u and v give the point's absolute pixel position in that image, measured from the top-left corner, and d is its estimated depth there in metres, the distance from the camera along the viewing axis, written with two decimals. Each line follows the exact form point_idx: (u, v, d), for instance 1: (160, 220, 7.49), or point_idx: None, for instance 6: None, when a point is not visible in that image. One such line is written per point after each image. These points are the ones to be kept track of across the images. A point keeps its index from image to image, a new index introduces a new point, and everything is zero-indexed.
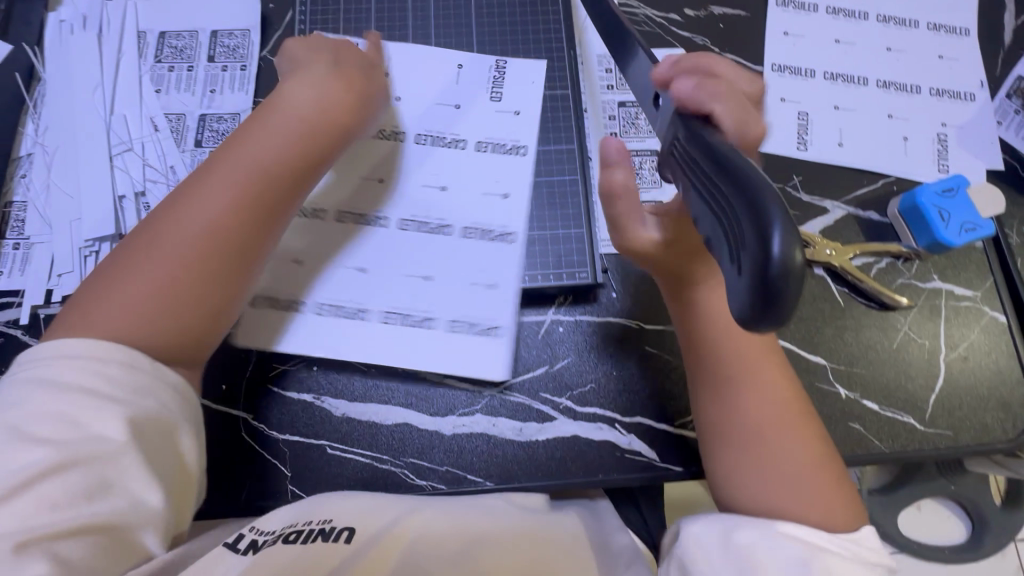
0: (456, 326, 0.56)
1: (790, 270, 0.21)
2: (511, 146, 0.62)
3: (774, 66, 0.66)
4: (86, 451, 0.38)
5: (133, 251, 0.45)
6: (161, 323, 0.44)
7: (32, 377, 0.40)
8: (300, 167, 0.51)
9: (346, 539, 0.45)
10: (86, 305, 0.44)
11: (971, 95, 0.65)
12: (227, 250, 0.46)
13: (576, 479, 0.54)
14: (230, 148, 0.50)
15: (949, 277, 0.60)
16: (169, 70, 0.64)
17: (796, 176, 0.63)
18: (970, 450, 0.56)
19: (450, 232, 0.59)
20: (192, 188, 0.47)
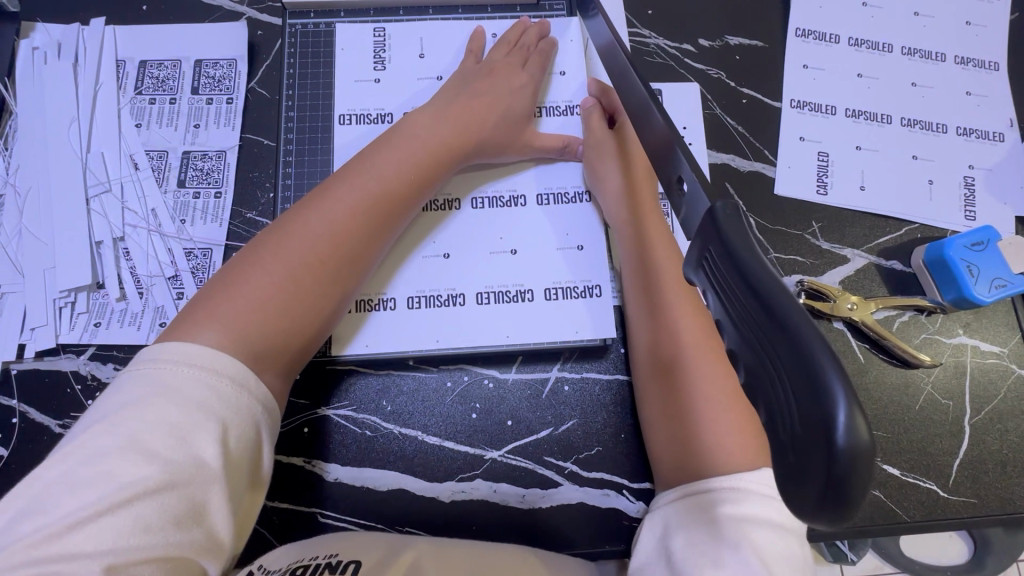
0: (549, 294, 0.55)
1: (856, 458, 0.18)
2: (568, 108, 0.61)
3: (793, 102, 0.63)
4: (179, 473, 0.36)
5: (262, 249, 0.46)
6: (279, 325, 0.45)
7: (154, 375, 0.38)
8: (421, 190, 0.52)
9: (351, 570, 0.41)
10: (213, 303, 0.44)
11: (1000, 135, 0.62)
12: (343, 258, 0.48)
13: (581, 550, 0.51)
14: (360, 163, 0.51)
15: (974, 332, 0.57)
16: (150, 103, 0.60)
17: (815, 223, 0.59)
18: (995, 518, 0.53)
19: (524, 203, 0.57)
20: (321, 201, 0.49)
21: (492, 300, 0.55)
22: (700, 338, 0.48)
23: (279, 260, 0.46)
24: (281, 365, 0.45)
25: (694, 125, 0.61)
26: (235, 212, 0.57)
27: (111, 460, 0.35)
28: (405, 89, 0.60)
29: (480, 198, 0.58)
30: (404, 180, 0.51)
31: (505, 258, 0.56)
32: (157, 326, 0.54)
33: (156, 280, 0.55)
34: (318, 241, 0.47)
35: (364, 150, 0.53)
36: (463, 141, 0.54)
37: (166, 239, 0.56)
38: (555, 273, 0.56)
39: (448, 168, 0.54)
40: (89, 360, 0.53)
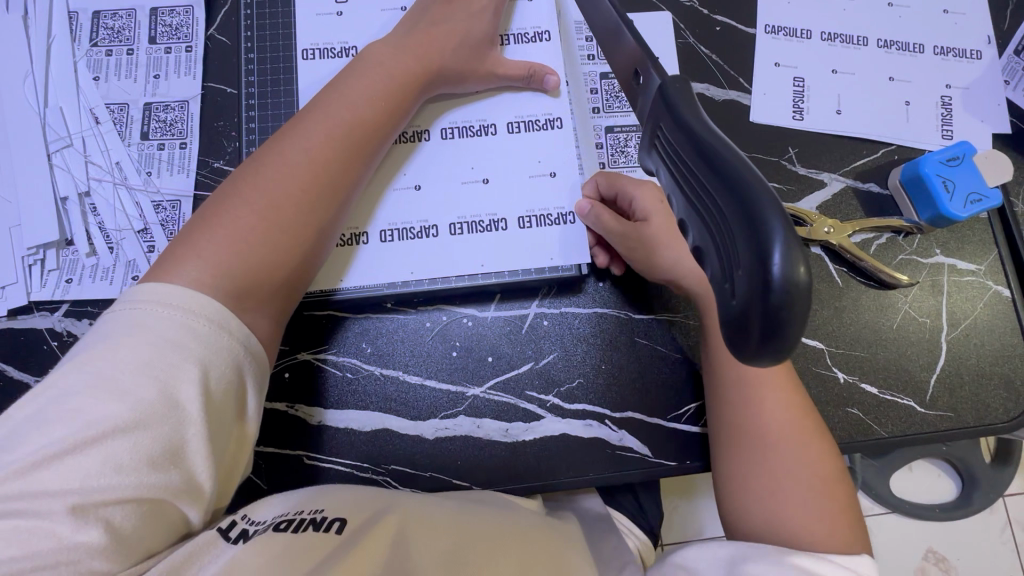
0: (522, 223, 0.55)
1: (795, 292, 0.18)
2: (535, 35, 0.59)
3: (767, 28, 0.61)
4: (153, 412, 0.35)
5: (239, 185, 0.46)
6: (263, 256, 0.44)
7: (127, 316, 0.38)
8: (391, 122, 0.51)
9: (336, 529, 0.41)
10: (194, 238, 0.43)
11: (977, 53, 0.61)
12: (323, 187, 0.47)
13: (564, 479, 0.52)
14: (322, 100, 0.50)
15: (951, 251, 0.57)
16: (107, 55, 0.58)
17: (791, 148, 0.59)
18: (971, 430, 0.54)
19: (494, 131, 0.56)
20: (289, 137, 0.48)
21: (465, 230, 0.55)
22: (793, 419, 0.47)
23: (254, 195, 0.45)
24: (270, 305, 0.45)
25: (667, 55, 0.60)
26: (202, 162, 0.56)
27: (80, 403, 0.34)
28: (369, 22, 0.58)
29: (450, 129, 0.56)
30: (372, 108, 0.50)
31: (477, 188, 0.55)
32: (130, 280, 0.54)
33: (125, 234, 0.55)
34: (292, 177, 0.46)
35: (331, 81, 0.52)
36: (423, 70, 0.53)
37: (133, 192, 0.55)
38: (528, 202, 0.55)
39: (412, 96, 0.53)
40: (63, 316, 0.53)
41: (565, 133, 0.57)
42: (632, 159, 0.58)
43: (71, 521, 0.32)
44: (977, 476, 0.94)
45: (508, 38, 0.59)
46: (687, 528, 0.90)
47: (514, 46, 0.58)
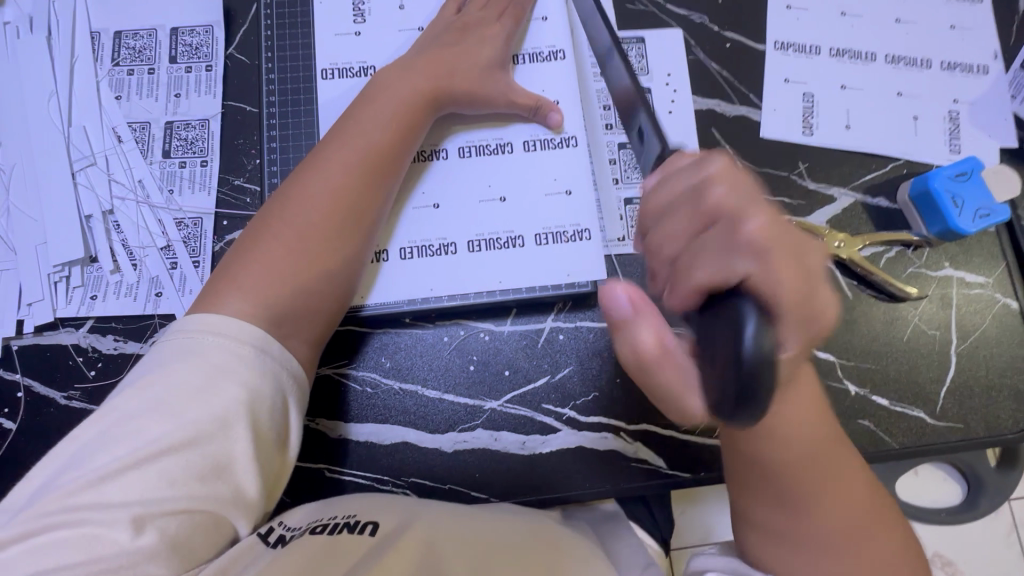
0: (539, 239, 0.56)
1: (762, 361, 0.26)
2: (549, 53, 0.59)
3: (776, 44, 0.62)
4: (203, 430, 0.37)
5: (271, 217, 0.47)
6: (296, 285, 0.45)
7: (176, 343, 0.40)
8: (408, 144, 0.52)
9: (371, 531, 0.43)
10: (232, 273, 0.44)
11: (985, 68, 0.62)
12: (350, 212, 0.48)
13: (580, 490, 0.53)
14: (341, 129, 0.51)
15: (960, 264, 0.58)
16: (129, 75, 0.59)
17: (802, 163, 0.60)
18: (980, 441, 0.55)
19: (509, 149, 0.57)
20: (311, 167, 0.49)
21: (483, 247, 0.56)
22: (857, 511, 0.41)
23: (286, 227, 0.46)
24: (307, 331, 0.46)
25: (678, 73, 0.61)
26: (223, 180, 0.57)
27: (135, 419, 0.37)
28: (385, 42, 0.59)
29: (466, 146, 0.57)
30: (391, 129, 0.51)
31: (493, 205, 0.56)
32: (153, 296, 0.55)
33: (148, 251, 0.56)
34: (316, 208, 0.47)
35: (350, 106, 0.53)
36: (438, 92, 0.54)
37: (155, 210, 0.56)
38: (544, 218, 0.56)
39: (427, 117, 0.54)
40: (88, 332, 0.54)
41: (579, 150, 0.57)
42: None
43: (129, 531, 0.34)
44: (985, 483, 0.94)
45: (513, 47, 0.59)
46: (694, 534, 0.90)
47: (528, 65, 0.59)
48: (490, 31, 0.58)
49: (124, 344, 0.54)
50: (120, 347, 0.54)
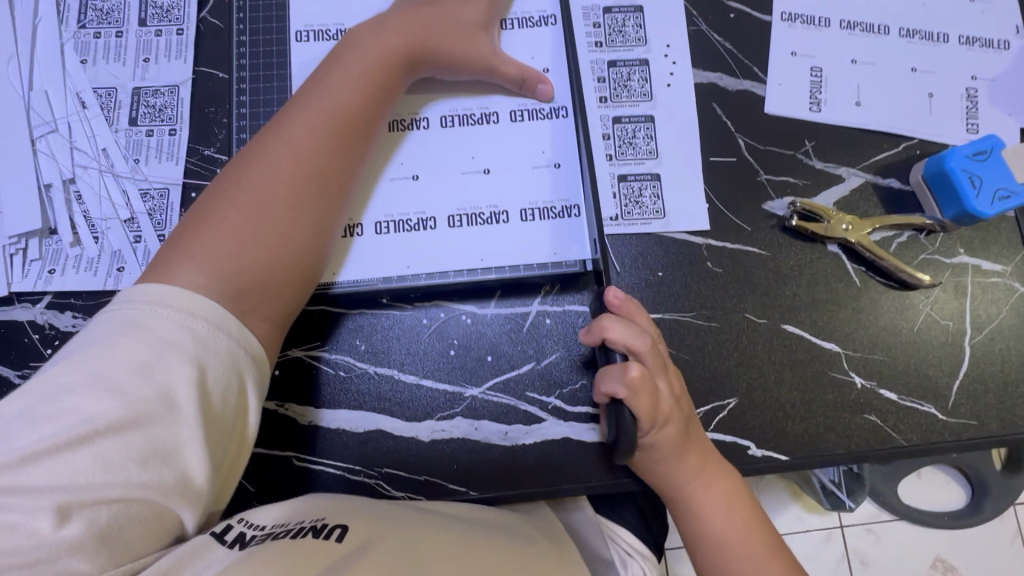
0: (525, 215, 0.52)
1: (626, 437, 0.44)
2: (540, 18, 0.56)
3: (783, 15, 0.58)
4: (146, 410, 0.34)
5: (230, 183, 0.44)
6: (257, 256, 0.42)
7: (120, 317, 0.37)
8: (378, 110, 0.49)
9: (337, 536, 0.38)
10: (186, 241, 0.41)
11: (1005, 43, 0.58)
12: (316, 180, 0.45)
13: (565, 485, 0.50)
14: (305, 94, 0.48)
15: (976, 251, 0.54)
16: (95, 38, 0.56)
17: (808, 141, 0.56)
18: (995, 439, 0.51)
19: (496, 120, 0.54)
20: (273, 134, 0.46)
21: (464, 223, 0.52)
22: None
23: (246, 193, 0.43)
24: (270, 306, 0.43)
25: (678, 43, 0.57)
26: (192, 150, 0.54)
27: (68, 396, 0.33)
28: (365, 5, 0.56)
29: (449, 116, 0.54)
30: (362, 91, 0.48)
31: (477, 178, 0.53)
32: (115, 271, 0.52)
33: (111, 224, 0.52)
34: (277, 176, 0.44)
35: (320, 66, 0.50)
36: (409, 52, 0.50)
37: (119, 180, 0.53)
38: (531, 193, 0.53)
39: (399, 78, 0.50)
40: (46, 308, 0.51)
41: (570, 123, 0.54)
42: (640, 150, 0.55)
43: (52, 519, 0.31)
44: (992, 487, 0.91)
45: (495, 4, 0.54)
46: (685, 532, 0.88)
47: (516, 30, 0.56)
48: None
49: (83, 321, 0.51)
50: (79, 325, 0.51)
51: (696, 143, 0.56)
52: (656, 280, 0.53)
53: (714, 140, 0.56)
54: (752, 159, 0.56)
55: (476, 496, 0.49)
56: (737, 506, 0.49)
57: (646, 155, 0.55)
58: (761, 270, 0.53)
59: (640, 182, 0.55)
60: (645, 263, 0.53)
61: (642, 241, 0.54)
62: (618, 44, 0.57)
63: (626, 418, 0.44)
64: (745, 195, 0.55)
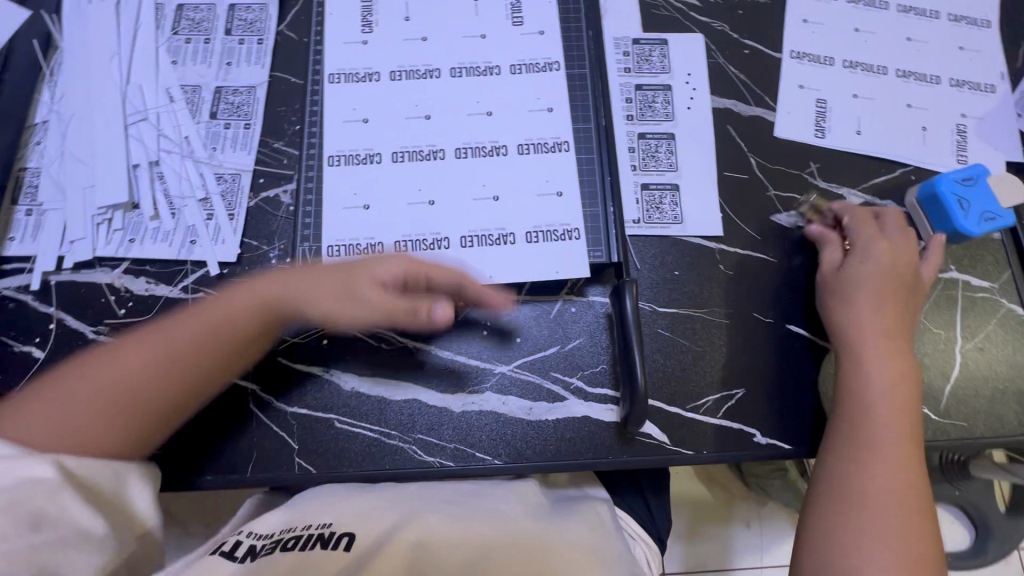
0: (530, 237, 0.57)
1: (638, 403, 0.51)
2: (545, 64, 0.61)
3: (792, 53, 0.66)
4: (22, 494, 0.40)
5: (86, 376, 0.48)
6: (98, 419, 0.47)
7: None
8: (245, 355, 0.52)
9: (346, 544, 0.46)
10: (28, 401, 0.47)
11: (991, 87, 0.65)
12: (186, 374, 0.49)
13: (585, 460, 0.53)
14: (211, 317, 0.51)
15: (965, 267, 0.59)
16: (186, 42, 0.64)
17: (812, 163, 0.62)
18: (985, 441, 0.55)
19: (505, 152, 0.59)
20: (131, 356, 0.49)
21: (474, 243, 0.57)
22: (910, 494, 0.48)
23: (114, 365, 0.48)
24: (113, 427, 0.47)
25: (698, 73, 0.64)
26: (264, 142, 0.61)
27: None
28: (392, 54, 0.61)
29: (464, 148, 0.59)
30: (248, 297, 0.52)
31: (487, 204, 0.58)
32: (188, 243, 0.58)
33: (188, 202, 0.59)
34: (160, 351, 0.49)
35: (201, 304, 0.53)
36: (319, 295, 0.52)
37: (198, 164, 0.60)
38: (537, 218, 0.57)
39: (260, 336, 0.52)
40: (122, 273, 0.57)
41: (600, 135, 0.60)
42: (662, 163, 0.62)
43: None
44: (992, 524, 0.93)
45: (536, 32, 0.62)
46: (728, 552, 0.95)
47: (525, 75, 0.61)
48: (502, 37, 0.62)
49: (155, 286, 0.57)
50: (151, 289, 0.57)
51: (713, 159, 0.62)
52: (673, 277, 0.58)
53: (729, 158, 0.62)
54: (762, 176, 0.62)
55: (501, 465, 0.53)
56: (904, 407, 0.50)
57: (667, 167, 0.62)
58: (769, 276, 0.59)
59: (661, 191, 0.61)
60: (663, 263, 0.59)
61: (660, 243, 0.59)
62: (645, 70, 0.64)
63: (638, 385, 0.51)
64: (755, 207, 0.61)
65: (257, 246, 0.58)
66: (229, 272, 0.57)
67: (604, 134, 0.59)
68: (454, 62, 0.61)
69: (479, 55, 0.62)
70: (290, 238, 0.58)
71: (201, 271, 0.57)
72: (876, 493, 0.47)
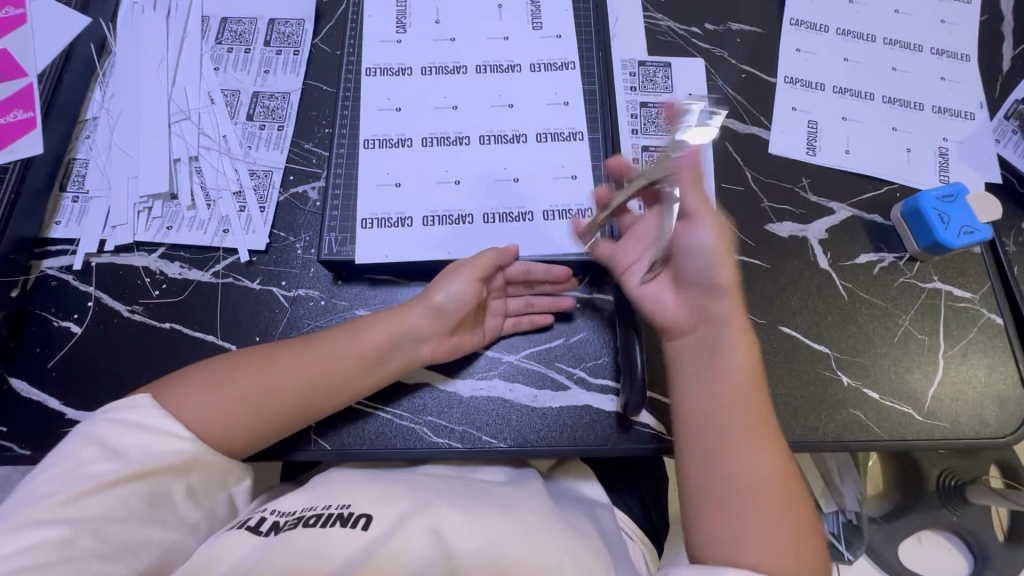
0: (547, 215, 0.62)
1: (638, 386, 0.53)
2: (561, 63, 0.67)
3: (786, 79, 0.71)
4: (158, 471, 0.45)
5: (247, 375, 0.51)
6: (244, 422, 0.49)
7: (118, 419, 0.46)
8: (384, 376, 0.54)
9: (363, 525, 0.44)
10: (184, 388, 0.49)
11: (971, 115, 0.70)
12: (329, 393, 0.52)
13: (586, 446, 0.56)
14: (353, 331, 0.54)
15: (948, 279, 0.63)
16: (228, 51, 0.69)
17: (804, 179, 0.67)
18: (967, 442, 0.58)
19: (525, 140, 0.64)
20: (290, 367, 0.51)
21: (498, 219, 0.61)
22: (787, 472, 0.46)
23: (273, 373, 0.51)
24: (257, 430, 0.50)
25: (699, 93, 0.70)
26: (295, 143, 0.66)
27: (92, 454, 0.44)
28: (423, 50, 0.67)
29: (487, 135, 0.64)
30: (397, 325, 0.55)
31: (508, 184, 0.63)
32: (221, 232, 0.62)
33: (223, 194, 0.63)
34: (310, 359, 0.52)
35: (355, 325, 0.55)
36: (457, 309, 0.56)
37: (234, 160, 0.65)
38: (553, 198, 0.62)
39: (395, 362, 0.54)
40: (159, 258, 0.61)
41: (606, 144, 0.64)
42: None
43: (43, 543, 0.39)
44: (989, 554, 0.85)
45: (555, 35, 0.68)
46: None
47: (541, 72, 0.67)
48: (523, 42, 0.68)
49: (188, 271, 0.61)
50: (185, 273, 0.61)
51: (712, 172, 0.66)
52: None
53: (728, 172, 0.67)
54: (758, 189, 0.66)
55: (506, 448, 0.56)
56: (756, 387, 0.48)
57: None
58: (763, 280, 0.62)
59: None
60: None
61: None
62: (649, 89, 0.70)
63: (638, 369, 0.53)
64: (751, 217, 0.65)
65: (285, 237, 0.62)
66: (258, 260, 0.61)
67: (611, 143, 0.64)
68: (479, 61, 0.67)
69: (502, 54, 0.67)
70: (317, 231, 0.63)
71: (232, 258, 0.61)
72: (756, 483, 0.45)
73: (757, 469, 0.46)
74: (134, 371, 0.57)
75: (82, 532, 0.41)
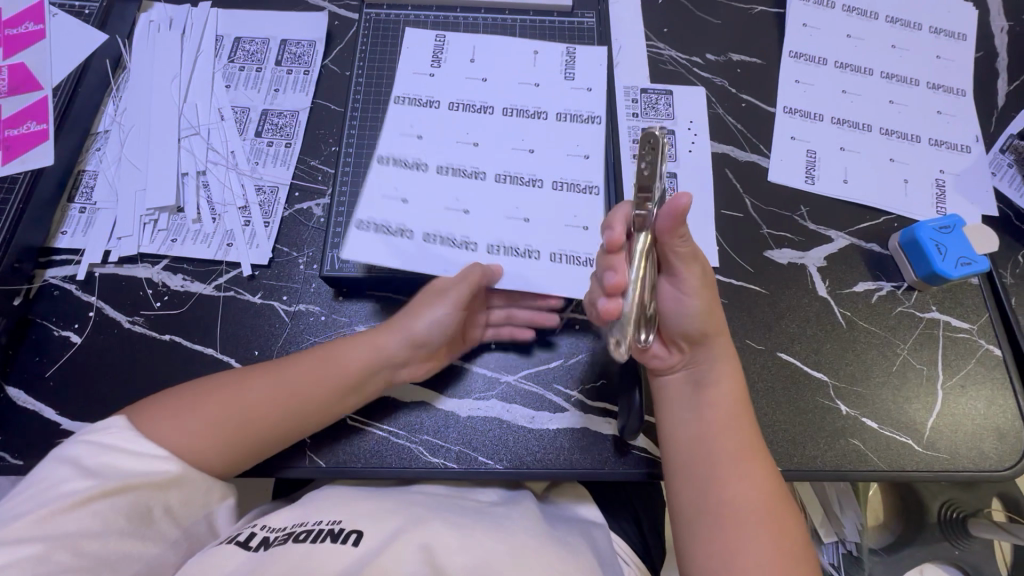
0: (553, 257, 0.59)
1: (634, 410, 0.53)
2: (588, 117, 0.65)
3: (785, 109, 0.72)
4: (135, 486, 0.44)
5: (223, 399, 0.51)
6: (223, 446, 0.49)
7: (94, 439, 0.46)
8: (365, 395, 0.55)
9: (354, 540, 0.44)
10: (163, 411, 0.49)
11: (967, 147, 0.71)
12: (308, 415, 0.52)
13: (583, 469, 0.55)
14: (329, 360, 0.54)
15: (946, 308, 0.63)
16: (240, 70, 0.71)
17: (803, 207, 0.68)
18: (967, 474, 0.57)
19: (541, 184, 0.62)
20: (267, 390, 0.52)
21: (500, 252, 0.59)
22: (779, 497, 0.48)
23: (250, 397, 0.51)
24: (238, 453, 0.50)
25: (699, 120, 0.71)
26: (301, 159, 0.67)
27: (66, 472, 0.43)
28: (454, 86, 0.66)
29: (503, 175, 0.62)
30: (376, 345, 0.55)
31: (517, 225, 0.60)
32: (225, 245, 0.63)
33: (229, 209, 0.64)
34: (284, 388, 0.52)
35: (337, 345, 0.55)
36: (436, 344, 0.56)
37: (240, 175, 0.66)
38: (564, 243, 0.60)
39: (373, 381, 0.55)
40: (162, 269, 0.62)
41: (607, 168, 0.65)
42: None
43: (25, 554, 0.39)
44: None
45: (585, 88, 0.66)
46: None
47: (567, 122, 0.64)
48: (553, 90, 0.66)
49: (191, 283, 0.61)
50: (187, 285, 0.61)
51: (712, 198, 0.67)
52: None
53: (727, 198, 0.68)
54: (757, 216, 0.67)
55: (501, 470, 0.55)
56: (742, 414, 0.51)
57: None
58: (762, 306, 0.63)
59: None
60: None
61: None
62: (651, 115, 0.71)
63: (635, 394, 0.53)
64: (750, 243, 0.66)
65: (287, 252, 0.63)
66: (260, 274, 0.62)
67: (613, 169, 0.65)
68: (505, 104, 0.65)
69: (531, 99, 0.66)
70: (319, 247, 0.63)
71: (234, 271, 0.62)
72: (749, 505, 0.47)
73: (751, 497, 0.47)
74: (131, 382, 0.57)
75: (56, 548, 0.40)
